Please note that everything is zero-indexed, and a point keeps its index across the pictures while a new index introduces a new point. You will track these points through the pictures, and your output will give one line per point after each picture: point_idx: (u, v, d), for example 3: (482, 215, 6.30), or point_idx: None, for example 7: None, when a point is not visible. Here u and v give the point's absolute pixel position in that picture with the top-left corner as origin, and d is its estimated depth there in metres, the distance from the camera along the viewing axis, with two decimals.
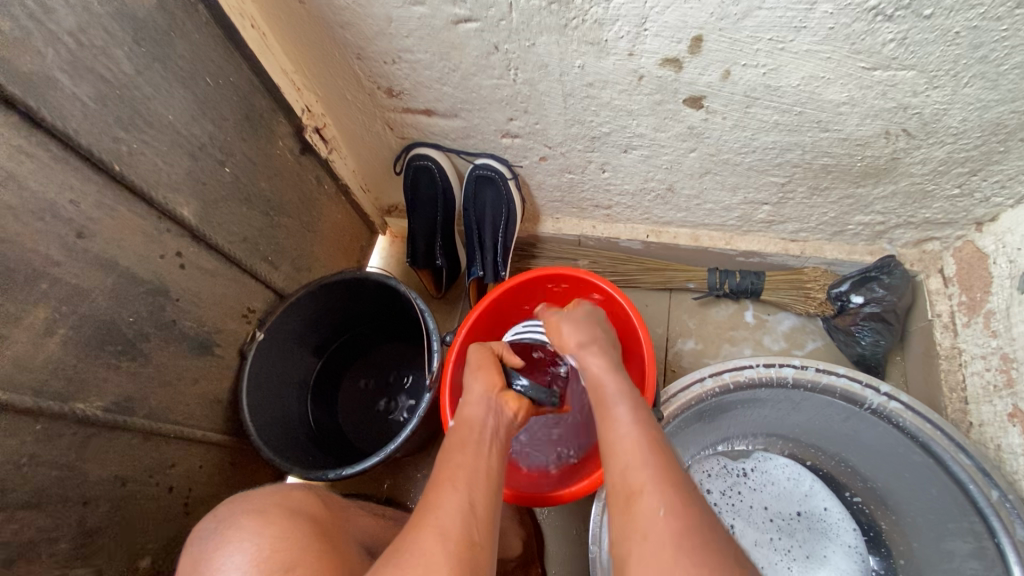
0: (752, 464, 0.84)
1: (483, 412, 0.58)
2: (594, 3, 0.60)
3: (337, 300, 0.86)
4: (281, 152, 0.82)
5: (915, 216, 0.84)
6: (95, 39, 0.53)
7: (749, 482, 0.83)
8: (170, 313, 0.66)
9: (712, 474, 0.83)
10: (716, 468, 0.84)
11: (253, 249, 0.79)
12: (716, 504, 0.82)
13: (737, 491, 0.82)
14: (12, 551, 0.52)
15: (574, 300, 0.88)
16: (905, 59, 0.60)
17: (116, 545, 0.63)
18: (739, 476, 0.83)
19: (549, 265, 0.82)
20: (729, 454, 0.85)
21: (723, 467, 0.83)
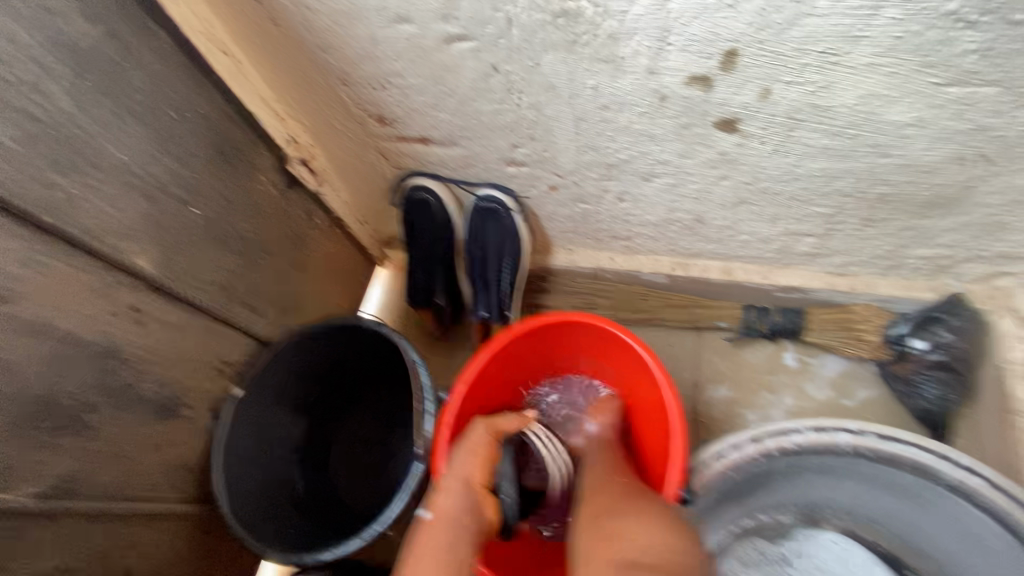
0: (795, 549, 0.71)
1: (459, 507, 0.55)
2: (607, 15, 0.51)
3: (325, 348, 0.78)
4: (262, 188, 0.74)
5: (989, 250, 0.72)
6: (25, 74, 0.46)
7: (794, 573, 0.69)
8: (124, 377, 0.58)
9: (749, 563, 0.70)
10: (752, 554, 0.71)
11: (228, 296, 0.71)
12: None
13: None
14: None
15: (588, 348, 0.78)
16: (991, 72, 0.49)
17: None
18: (781, 564, 0.70)
19: (562, 310, 0.72)
20: (765, 535, 0.72)
21: (761, 555, 0.70)
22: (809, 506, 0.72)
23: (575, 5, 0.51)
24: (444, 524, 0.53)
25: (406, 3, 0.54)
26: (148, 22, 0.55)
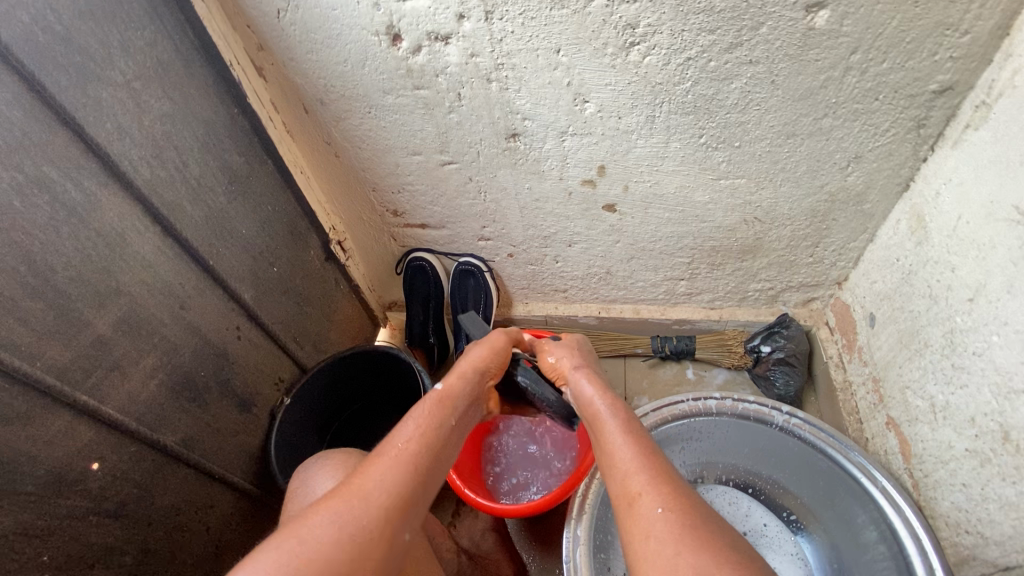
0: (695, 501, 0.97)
1: (468, 389, 0.68)
2: (533, 149, 0.93)
3: (349, 370, 1.07)
4: (311, 258, 1.09)
5: (792, 281, 1.11)
6: (209, 183, 0.82)
7: None
8: (226, 373, 0.86)
9: None
10: None
11: (286, 329, 1.01)
12: None
13: None
14: (98, 552, 0.68)
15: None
16: (736, 172, 0.91)
17: (166, 565, 0.77)
18: None
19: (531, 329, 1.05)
20: None
21: None
22: (703, 463, 1.01)
23: (514, 144, 0.93)
24: (446, 398, 0.64)
25: (419, 143, 0.95)
26: (264, 155, 0.94)
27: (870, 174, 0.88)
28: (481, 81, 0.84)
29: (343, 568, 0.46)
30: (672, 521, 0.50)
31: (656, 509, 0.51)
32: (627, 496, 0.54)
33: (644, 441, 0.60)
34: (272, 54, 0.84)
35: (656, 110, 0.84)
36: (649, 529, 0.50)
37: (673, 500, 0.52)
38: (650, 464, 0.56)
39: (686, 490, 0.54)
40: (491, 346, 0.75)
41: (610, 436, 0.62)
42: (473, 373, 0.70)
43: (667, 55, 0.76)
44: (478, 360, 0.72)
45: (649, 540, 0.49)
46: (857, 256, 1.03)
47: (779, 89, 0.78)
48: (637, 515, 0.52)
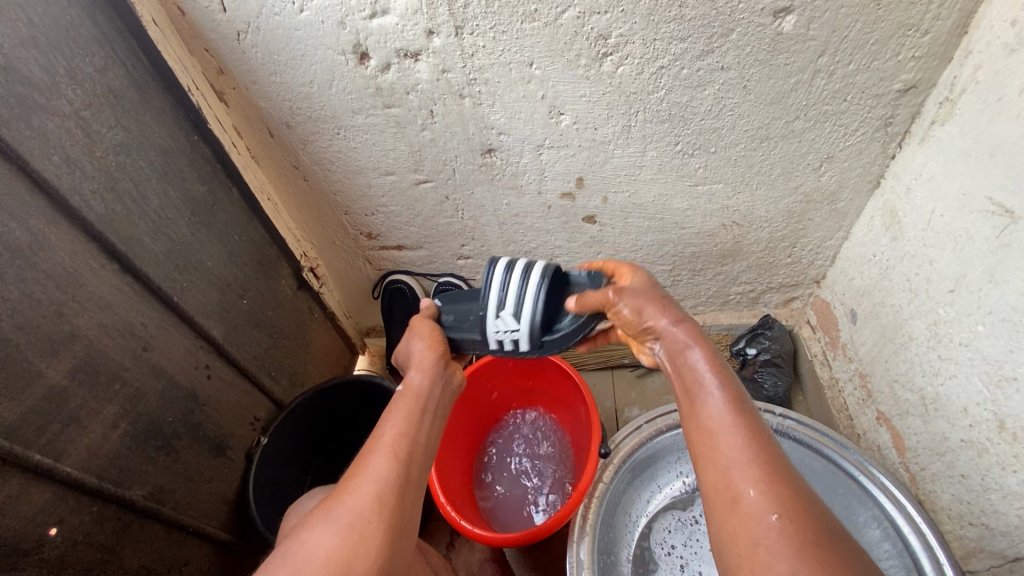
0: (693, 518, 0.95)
1: (430, 380, 0.72)
2: (509, 163, 0.92)
3: (330, 401, 1.03)
4: (282, 288, 1.04)
5: (772, 282, 1.12)
6: (169, 214, 0.77)
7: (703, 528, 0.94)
8: (196, 416, 0.80)
9: (670, 529, 0.94)
10: (673, 522, 0.95)
11: (259, 364, 0.96)
12: (682, 557, 0.92)
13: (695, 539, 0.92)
14: None
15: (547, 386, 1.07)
16: (713, 177, 0.91)
17: None
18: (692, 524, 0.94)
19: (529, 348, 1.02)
20: (680, 506, 0.96)
21: (678, 520, 0.94)
22: None
23: (491, 160, 0.91)
24: (411, 391, 0.70)
25: (392, 163, 0.93)
26: (228, 183, 0.89)
27: (843, 174, 0.89)
28: (454, 97, 0.82)
29: (334, 561, 0.53)
30: (791, 538, 0.44)
31: (772, 520, 0.45)
32: (730, 496, 0.48)
33: (751, 424, 0.50)
34: (233, 77, 0.80)
35: (632, 120, 0.83)
36: (758, 537, 0.45)
37: (792, 508, 0.45)
38: (762, 465, 0.48)
39: (808, 501, 0.46)
40: (435, 332, 0.75)
41: (709, 411, 0.52)
42: (432, 365, 0.73)
43: (641, 64, 0.76)
44: (432, 353, 0.74)
45: (762, 552, 0.44)
46: (833, 254, 1.04)
47: (751, 94, 0.79)
48: (748, 524, 0.46)
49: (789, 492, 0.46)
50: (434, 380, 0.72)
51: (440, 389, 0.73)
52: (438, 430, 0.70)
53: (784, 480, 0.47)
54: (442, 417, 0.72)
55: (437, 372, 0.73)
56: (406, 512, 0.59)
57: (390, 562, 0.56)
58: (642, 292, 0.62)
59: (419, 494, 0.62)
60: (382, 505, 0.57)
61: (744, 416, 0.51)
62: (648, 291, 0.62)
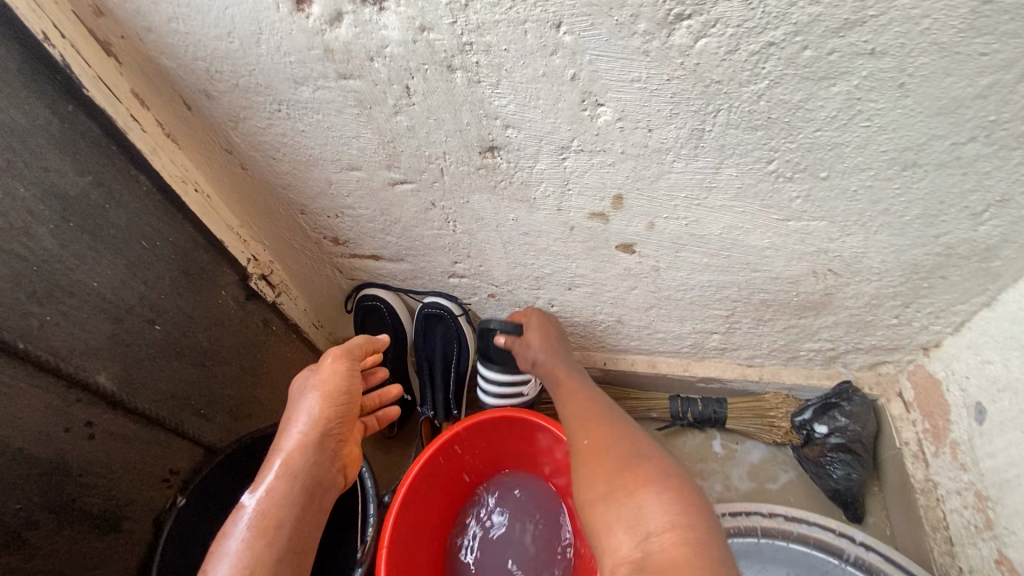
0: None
1: (282, 489, 0.57)
2: (518, 168, 0.64)
3: (269, 447, 0.80)
4: (223, 301, 0.81)
5: (862, 343, 0.84)
6: (17, 223, 0.54)
7: None
8: (65, 494, 0.60)
9: None
10: None
11: (181, 405, 0.74)
12: None
13: None
14: None
15: (526, 445, 0.84)
16: (814, 212, 0.62)
17: None
18: None
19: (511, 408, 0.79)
20: None
21: None
22: None
23: (492, 161, 0.64)
24: (258, 506, 0.56)
25: (356, 155, 0.66)
26: (130, 169, 0.64)
27: (1015, 225, 0.59)
28: (439, 70, 0.54)
29: None
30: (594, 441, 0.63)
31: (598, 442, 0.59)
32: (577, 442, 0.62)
33: (588, 400, 0.69)
34: (118, 21, 0.54)
35: (707, 121, 0.54)
36: (580, 458, 0.60)
37: (598, 432, 0.61)
38: (587, 409, 0.68)
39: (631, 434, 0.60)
40: (329, 390, 0.62)
41: (559, 397, 0.74)
42: (297, 461, 0.58)
43: (736, 37, 0.46)
44: (292, 447, 0.59)
45: (582, 467, 0.58)
46: (961, 321, 0.75)
47: (909, 97, 0.49)
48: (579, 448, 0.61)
49: (604, 430, 0.61)
50: (291, 489, 0.57)
51: (319, 480, 0.60)
52: (300, 551, 0.57)
53: (609, 428, 0.61)
54: (310, 528, 0.58)
55: (296, 475, 0.58)
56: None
57: None
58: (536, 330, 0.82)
59: None
60: None
61: (580, 393, 0.72)
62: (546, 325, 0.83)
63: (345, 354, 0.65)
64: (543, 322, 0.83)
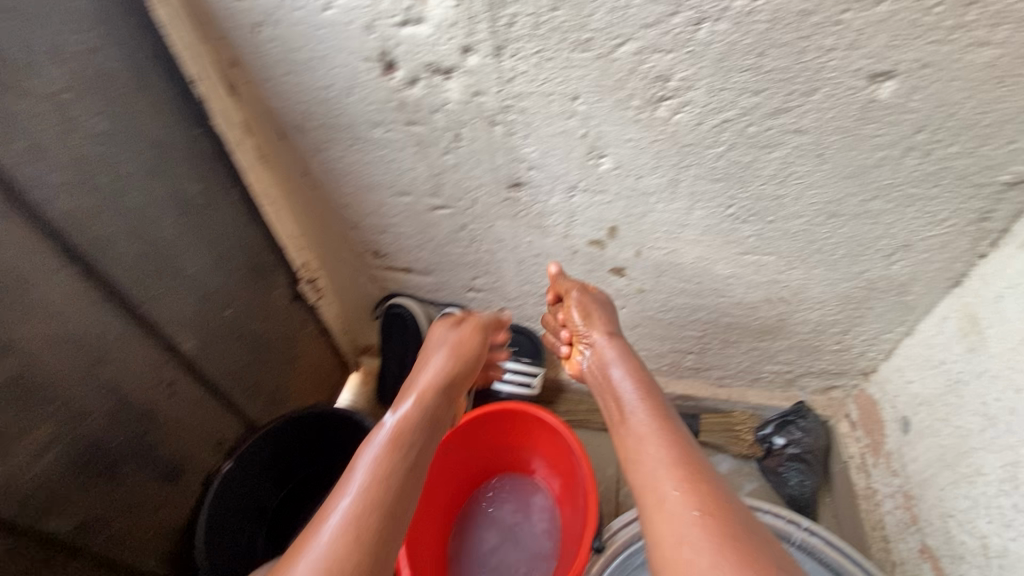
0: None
1: (425, 407, 0.68)
2: (536, 201, 0.82)
3: (304, 429, 0.93)
4: (276, 298, 0.95)
5: (813, 366, 0.99)
6: (150, 214, 0.69)
7: None
8: (150, 439, 0.73)
9: None
10: None
11: (235, 381, 0.87)
12: None
13: None
14: None
15: (517, 437, 0.98)
16: (766, 248, 0.80)
17: None
18: None
19: (512, 401, 0.94)
20: None
21: None
22: None
23: (516, 194, 0.82)
24: (410, 419, 0.65)
25: (408, 183, 0.84)
26: (228, 181, 0.81)
27: (918, 266, 0.77)
28: (484, 123, 0.73)
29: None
30: (693, 523, 0.46)
31: (674, 494, 0.49)
32: (643, 486, 0.52)
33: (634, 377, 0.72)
34: (247, 71, 0.72)
35: (682, 173, 0.73)
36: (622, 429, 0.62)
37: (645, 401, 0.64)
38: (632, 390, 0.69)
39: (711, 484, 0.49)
40: (457, 347, 0.80)
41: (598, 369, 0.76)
42: (440, 387, 0.72)
43: (701, 114, 0.65)
44: (436, 376, 0.74)
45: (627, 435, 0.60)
46: (890, 348, 0.91)
47: (826, 163, 0.67)
48: (646, 492, 0.52)
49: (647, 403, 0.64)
50: (430, 411, 0.68)
51: (438, 417, 0.69)
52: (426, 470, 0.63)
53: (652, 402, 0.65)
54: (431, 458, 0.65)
55: (432, 399, 0.70)
56: (388, 563, 0.50)
57: None
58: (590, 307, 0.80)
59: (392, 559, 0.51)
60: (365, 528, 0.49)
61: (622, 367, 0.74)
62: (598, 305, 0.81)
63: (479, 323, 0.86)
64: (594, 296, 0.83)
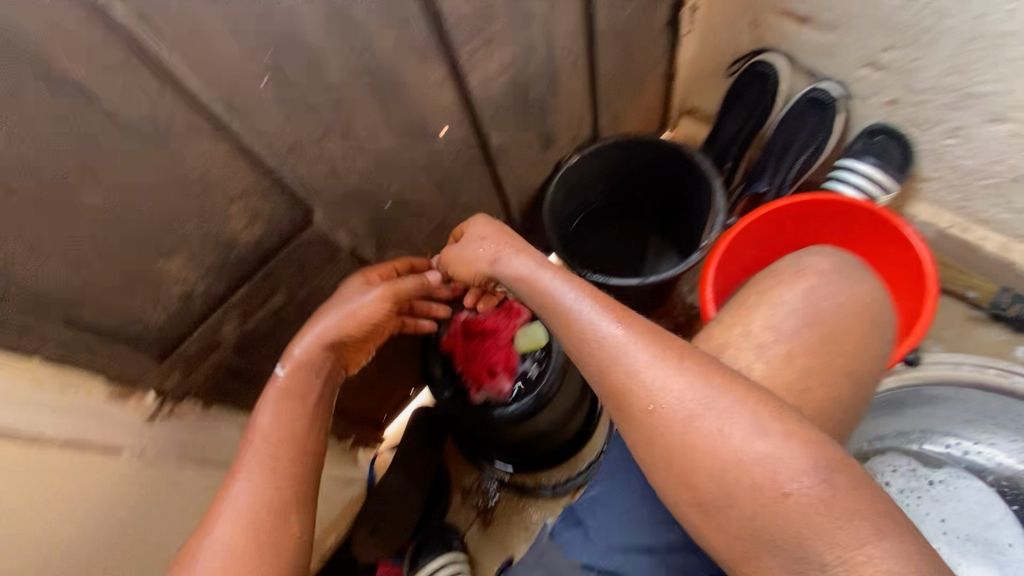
0: (957, 440, 0.83)
1: (292, 376, 0.56)
2: None
3: (643, 154, 0.95)
4: (658, 14, 0.91)
5: None
6: None
7: (931, 491, 0.79)
8: (549, 102, 0.82)
9: (896, 470, 0.82)
10: (903, 466, 0.82)
11: (606, 85, 0.91)
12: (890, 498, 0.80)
13: (915, 494, 0.79)
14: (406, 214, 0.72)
15: (840, 240, 0.87)
16: None
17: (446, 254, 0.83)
18: (923, 482, 0.80)
19: (884, 208, 0.79)
20: (921, 459, 0.83)
21: (910, 468, 0.82)
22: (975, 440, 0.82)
23: None
24: (286, 399, 0.54)
25: None
26: None
27: None
28: None
29: (269, 531, 0.47)
30: (688, 409, 0.45)
31: (650, 377, 0.47)
32: (637, 429, 0.47)
33: (595, 295, 0.53)
34: None
35: None
36: (627, 386, 0.48)
37: (652, 343, 0.48)
38: (553, 307, 0.54)
39: (703, 369, 0.46)
40: (354, 312, 0.59)
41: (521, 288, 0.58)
42: (335, 331, 0.59)
43: None
44: (282, 387, 0.55)
45: (636, 390, 0.47)
46: None
47: None
48: (616, 390, 0.48)
49: (653, 334, 0.49)
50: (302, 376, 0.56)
51: (322, 384, 0.57)
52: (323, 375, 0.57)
53: (643, 332, 0.49)
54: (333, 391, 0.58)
55: (292, 370, 0.56)
56: (299, 523, 0.48)
57: (301, 533, 0.48)
58: (483, 234, 0.63)
59: (305, 520, 0.49)
60: (264, 540, 0.46)
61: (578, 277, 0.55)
62: (488, 230, 0.63)
63: (400, 287, 0.62)
64: (484, 228, 0.63)
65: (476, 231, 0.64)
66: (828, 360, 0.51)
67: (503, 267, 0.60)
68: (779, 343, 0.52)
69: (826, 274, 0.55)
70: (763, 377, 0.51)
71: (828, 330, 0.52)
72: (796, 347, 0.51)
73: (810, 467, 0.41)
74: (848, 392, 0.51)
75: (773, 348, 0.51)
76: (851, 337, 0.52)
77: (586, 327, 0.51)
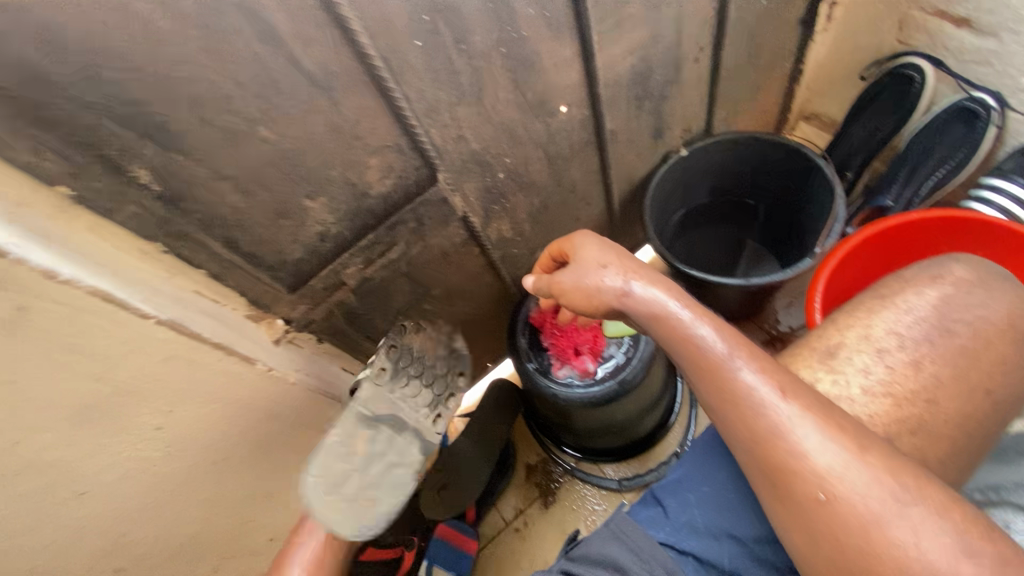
0: None
1: None
2: None
3: (759, 154, 0.92)
4: (792, 11, 0.87)
5: None
6: None
7: None
8: (668, 92, 0.81)
9: None
10: None
11: (726, 80, 0.89)
12: None
13: None
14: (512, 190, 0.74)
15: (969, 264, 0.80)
16: None
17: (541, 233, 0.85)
18: None
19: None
20: None
21: None
22: None
23: None
24: None
25: None
26: None
27: None
28: None
29: None
30: (874, 510, 0.42)
31: (828, 466, 0.43)
32: (810, 524, 0.43)
33: (781, 378, 0.47)
34: None
35: None
36: (805, 474, 0.44)
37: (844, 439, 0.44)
38: (735, 398, 0.47)
39: (888, 463, 0.43)
40: None
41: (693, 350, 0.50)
42: None
43: None
44: None
45: (813, 482, 0.43)
46: None
47: None
48: (779, 470, 0.45)
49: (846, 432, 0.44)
50: None
51: None
52: None
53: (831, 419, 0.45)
54: None
55: None
56: None
57: None
58: (610, 255, 0.56)
59: None
60: None
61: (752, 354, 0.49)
62: (612, 249, 0.57)
63: None
64: (603, 249, 0.57)
65: (607, 249, 0.57)
66: (961, 369, 0.49)
67: (649, 293, 0.54)
68: (915, 356, 0.49)
69: (969, 283, 0.52)
70: (885, 384, 0.49)
71: (962, 340, 0.50)
72: (936, 364, 0.49)
73: (972, 564, 0.38)
74: (982, 409, 0.48)
75: (896, 355, 0.50)
76: (992, 354, 0.49)
77: (756, 403, 0.46)
